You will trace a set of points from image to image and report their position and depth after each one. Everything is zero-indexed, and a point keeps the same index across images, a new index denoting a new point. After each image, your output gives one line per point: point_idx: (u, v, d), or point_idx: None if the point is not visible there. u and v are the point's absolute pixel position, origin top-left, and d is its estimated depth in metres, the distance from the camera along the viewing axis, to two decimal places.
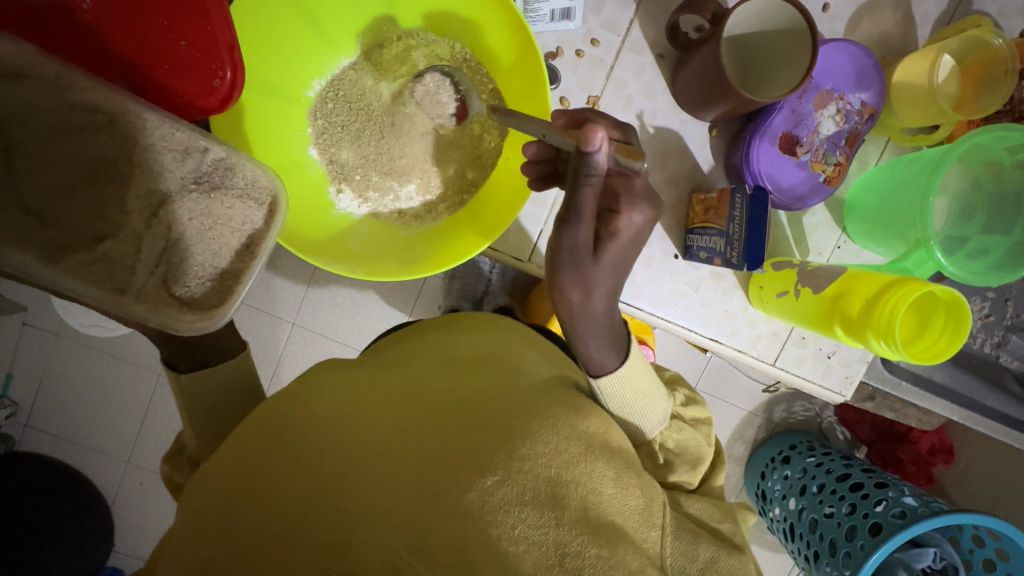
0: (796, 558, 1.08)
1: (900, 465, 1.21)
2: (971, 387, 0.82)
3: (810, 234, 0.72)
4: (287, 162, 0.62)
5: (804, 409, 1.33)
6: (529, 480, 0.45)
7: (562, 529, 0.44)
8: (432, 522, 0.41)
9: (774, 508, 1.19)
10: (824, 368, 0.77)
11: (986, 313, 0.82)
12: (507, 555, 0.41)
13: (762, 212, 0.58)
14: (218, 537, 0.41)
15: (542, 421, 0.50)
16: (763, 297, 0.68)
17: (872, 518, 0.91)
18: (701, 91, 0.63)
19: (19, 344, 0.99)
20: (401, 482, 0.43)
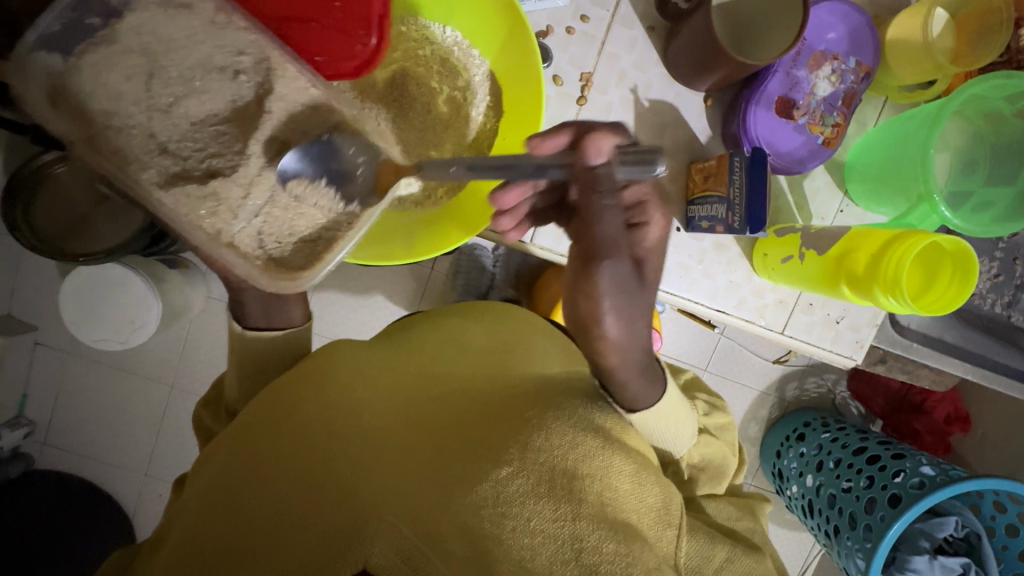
0: (817, 534, 1.07)
1: (916, 435, 1.20)
2: (985, 347, 0.81)
3: (811, 200, 0.72)
4: None
5: (815, 384, 1.33)
6: (546, 472, 0.44)
7: (578, 523, 0.42)
8: (445, 509, 0.41)
9: (791, 485, 1.19)
10: (834, 334, 0.77)
11: (994, 272, 0.81)
12: (520, 548, 0.40)
13: (762, 174, 0.58)
14: (234, 521, 0.42)
15: (557, 411, 0.50)
16: (768, 265, 0.68)
17: (890, 489, 0.91)
18: (694, 58, 0.63)
19: (33, 362, 1.01)
20: (415, 472, 0.43)
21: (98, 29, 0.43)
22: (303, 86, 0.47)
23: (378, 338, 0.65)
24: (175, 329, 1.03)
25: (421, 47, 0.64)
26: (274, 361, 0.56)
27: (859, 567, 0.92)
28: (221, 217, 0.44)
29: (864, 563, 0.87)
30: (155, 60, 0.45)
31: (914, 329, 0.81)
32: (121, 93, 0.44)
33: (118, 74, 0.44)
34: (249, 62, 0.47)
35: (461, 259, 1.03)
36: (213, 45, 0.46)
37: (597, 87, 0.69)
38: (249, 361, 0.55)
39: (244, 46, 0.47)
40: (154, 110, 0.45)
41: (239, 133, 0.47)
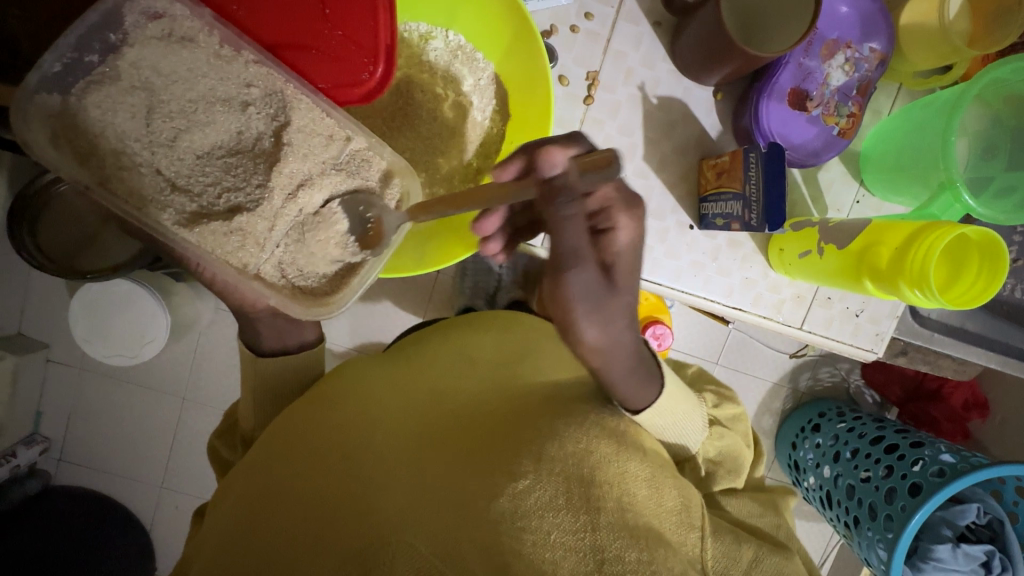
0: (836, 525, 1.05)
1: (935, 422, 1.19)
2: (1006, 335, 0.80)
3: (827, 191, 0.71)
4: None
5: (830, 374, 1.31)
6: (562, 482, 0.43)
7: (599, 533, 0.40)
8: (461, 526, 0.40)
9: (808, 477, 1.17)
10: (853, 327, 0.75)
11: (1014, 256, 0.79)
12: (542, 561, 0.38)
13: (779, 170, 0.56)
14: (251, 548, 0.41)
15: (571, 422, 0.49)
16: (785, 260, 0.66)
17: (910, 478, 0.89)
18: (704, 53, 0.61)
19: (46, 380, 1.01)
20: (428, 489, 0.42)
21: (96, 66, 0.42)
22: (318, 115, 0.46)
23: (390, 355, 0.64)
24: (186, 343, 1.02)
25: (424, 52, 0.63)
26: (291, 377, 0.55)
27: (882, 557, 0.91)
28: (249, 250, 0.44)
29: (886, 553, 0.86)
30: (155, 94, 0.44)
31: (933, 318, 0.80)
32: (123, 131, 0.42)
33: (122, 111, 0.42)
34: (257, 95, 0.46)
35: (467, 262, 1.02)
36: (216, 78, 0.45)
37: (603, 85, 0.67)
38: (263, 378, 0.54)
39: (254, 79, 0.46)
40: (156, 145, 0.43)
41: (256, 165, 0.45)
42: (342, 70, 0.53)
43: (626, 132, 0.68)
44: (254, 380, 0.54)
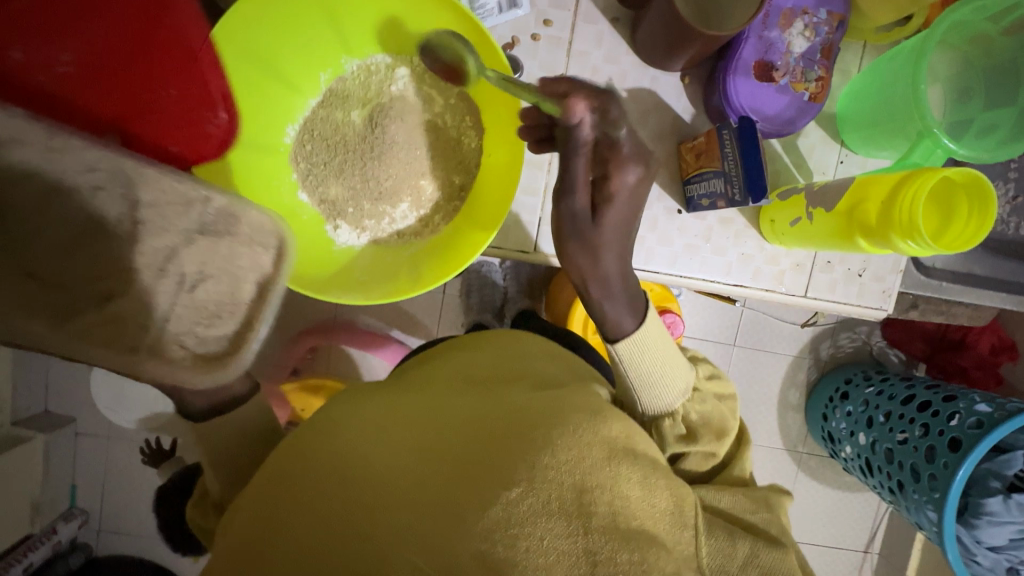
0: (881, 492, 1.04)
1: (964, 372, 1.17)
2: (1018, 272, 0.79)
3: (809, 156, 0.72)
4: (279, 210, 0.63)
5: (850, 339, 1.31)
6: (555, 490, 0.44)
7: (589, 537, 0.43)
8: (458, 539, 0.41)
9: (845, 446, 1.16)
10: (858, 287, 0.75)
11: (1012, 194, 0.79)
12: (534, 566, 0.41)
13: (753, 139, 0.56)
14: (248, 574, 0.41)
15: (563, 428, 0.49)
16: (779, 230, 0.67)
17: (948, 433, 0.88)
18: (665, 40, 0.62)
19: (77, 453, 1.03)
20: (425, 506, 0.43)
21: None
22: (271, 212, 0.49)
23: (387, 378, 0.65)
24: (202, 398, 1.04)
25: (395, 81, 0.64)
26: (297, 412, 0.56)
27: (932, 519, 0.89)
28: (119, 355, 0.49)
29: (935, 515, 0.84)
30: None
31: (940, 268, 0.79)
32: None
33: None
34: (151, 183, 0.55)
35: (471, 278, 1.03)
36: None
37: None
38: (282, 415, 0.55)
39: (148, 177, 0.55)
40: None
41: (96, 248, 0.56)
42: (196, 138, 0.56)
43: None
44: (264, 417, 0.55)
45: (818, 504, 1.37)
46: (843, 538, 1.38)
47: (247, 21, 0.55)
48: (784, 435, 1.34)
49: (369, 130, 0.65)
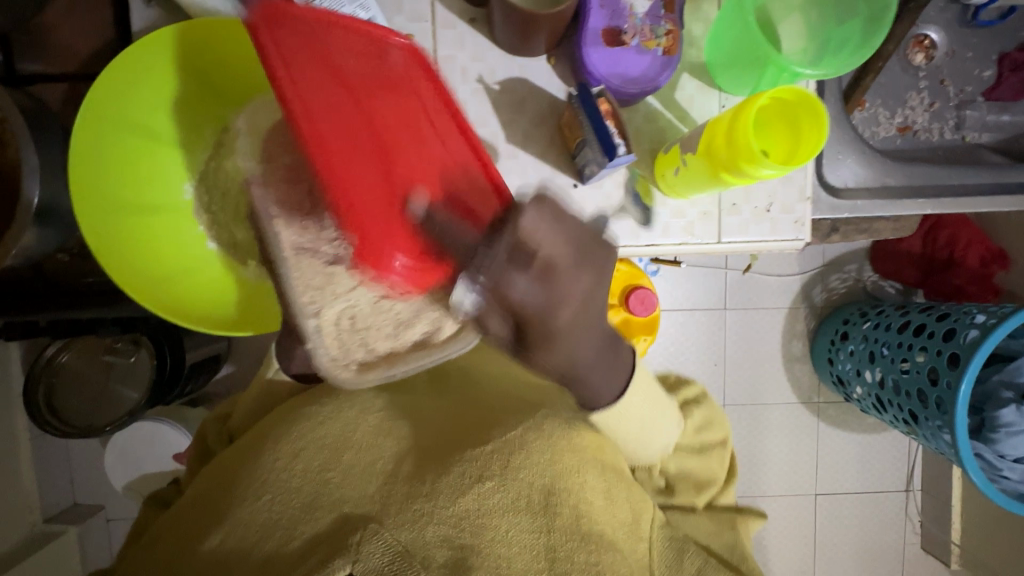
0: (897, 425, 1.16)
1: (960, 289, 1.25)
2: (931, 175, 0.83)
3: (690, 107, 0.73)
4: (188, 261, 0.68)
5: (841, 280, 1.39)
6: (523, 488, 0.62)
7: (551, 534, 0.60)
8: (433, 517, 0.59)
9: (855, 387, 1.26)
10: (769, 222, 0.76)
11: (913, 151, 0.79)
12: (500, 550, 0.58)
13: (594, 102, 0.63)
14: (280, 509, 0.60)
15: (538, 434, 0.67)
16: (671, 182, 0.69)
17: (948, 350, 0.99)
18: (514, 29, 0.66)
19: (113, 535, 1.20)
20: (414, 494, 0.61)
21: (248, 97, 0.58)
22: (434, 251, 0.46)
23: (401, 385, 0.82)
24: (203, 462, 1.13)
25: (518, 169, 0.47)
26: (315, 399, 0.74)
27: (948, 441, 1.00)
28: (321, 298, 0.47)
29: (952, 436, 0.95)
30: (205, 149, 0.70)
31: (853, 188, 0.80)
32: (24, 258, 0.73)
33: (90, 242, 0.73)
34: None
35: None
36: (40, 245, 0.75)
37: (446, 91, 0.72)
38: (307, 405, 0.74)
39: None
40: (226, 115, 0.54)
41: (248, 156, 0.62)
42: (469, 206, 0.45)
43: (482, 123, 0.72)
44: (287, 413, 0.74)
45: (846, 452, 1.42)
46: (876, 481, 1.43)
47: (111, 98, 0.61)
48: (796, 389, 1.41)
49: None
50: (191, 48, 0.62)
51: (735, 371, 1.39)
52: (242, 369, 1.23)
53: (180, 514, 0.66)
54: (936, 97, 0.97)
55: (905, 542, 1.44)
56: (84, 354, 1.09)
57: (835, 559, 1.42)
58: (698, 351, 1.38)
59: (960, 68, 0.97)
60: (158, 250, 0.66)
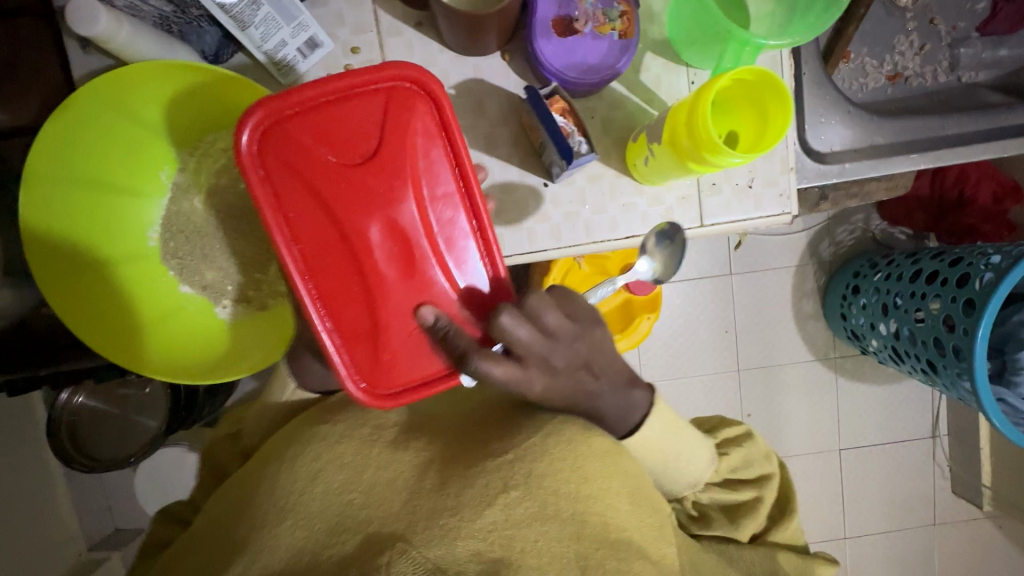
0: (917, 375, 1.12)
1: (974, 230, 1.20)
2: (924, 126, 0.79)
3: (658, 88, 0.70)
4: (162, 311, 0.66)
5: (848, 233, 1.35)
6: (549, 496, 0.54)
7: (581, 543, 0.53)
8: (462, 532, 0.51)
9: (870, 340, 1.23)
10: (753, 198, 0.72)
11: (882, 151, 0.76)
12: (530, 563, 0.50)
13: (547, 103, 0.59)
14: (301, 539, 0.53)
15: (559, 438, 0.57)
16: (642, 170, 0.67)
17: (962, 296, 0.96)
18: (460, 31, 0.62)
19: None
20: (439, 507, 0.53)
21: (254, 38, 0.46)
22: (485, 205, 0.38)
23: None
24: None
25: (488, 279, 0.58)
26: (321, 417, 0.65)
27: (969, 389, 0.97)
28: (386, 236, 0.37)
29: (971, 384, 0.92)
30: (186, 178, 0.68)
31: (838, 150, 0.77)
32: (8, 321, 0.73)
33: None
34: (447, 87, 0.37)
35: None
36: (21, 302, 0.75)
37: None
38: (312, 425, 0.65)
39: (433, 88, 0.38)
40: None
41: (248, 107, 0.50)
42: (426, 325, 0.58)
43: None
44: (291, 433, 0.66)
45: (868, 406, 1.39)
46: (902, 431, 1.40)
47: (55, 155, 0.59)
48: (811, 347, 1.38)
49: (211, 213, 0.67)
50: (126, 87, 0.59)
51: (747, 335, 1.36)
52: (253, 389, 1.24)
53: (189, 550, 0.61)
54: (926, 38, 0.91)
55: (935, 488, 1.41)
56: (97, 392, 1.09)
57: (865, 511, 1.40)
58: (703, 324, 1.35)
59: (950, 3, 0.91)
60: (127, 301, 0.64)
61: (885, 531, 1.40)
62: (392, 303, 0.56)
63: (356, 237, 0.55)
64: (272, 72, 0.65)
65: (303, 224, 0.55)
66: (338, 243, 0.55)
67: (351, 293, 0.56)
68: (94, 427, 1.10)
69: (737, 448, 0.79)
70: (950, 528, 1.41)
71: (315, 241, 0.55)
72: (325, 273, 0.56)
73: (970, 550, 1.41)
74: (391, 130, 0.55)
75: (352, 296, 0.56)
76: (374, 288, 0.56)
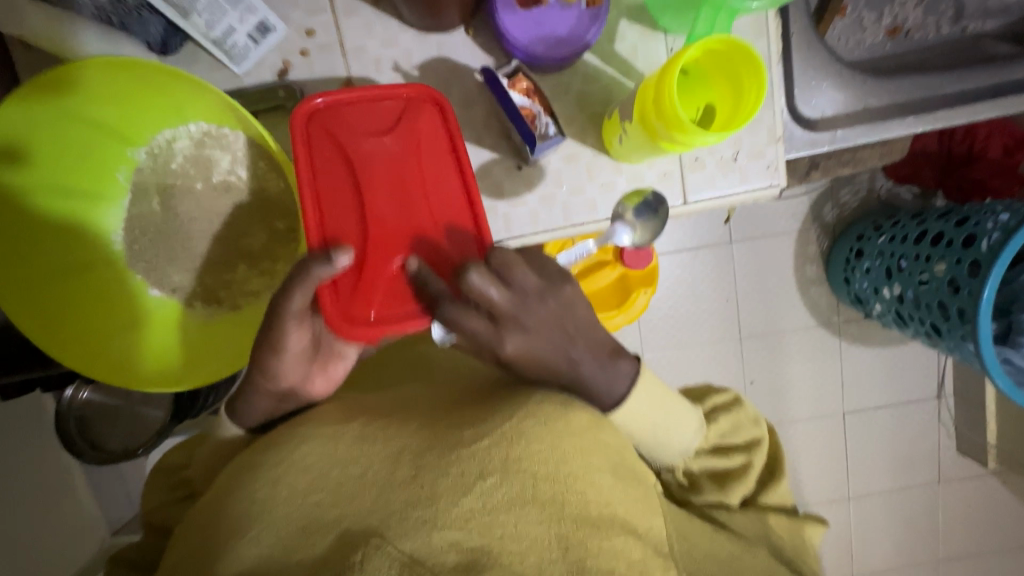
0: (921, 338, 1.10)
1: (983, 184, 1.15)
2: (925, 84, 0.74)
3: (635, 58, 0.66)
4: (131, 318, 0.64)
5: (851, 193, 1.30)
6: (527, 480, 0.50)
7: (562, 523, 0.49)
8: (436, 522, 0.47)
9: (874, 304, 1.19)
10: (738, 172, 0.68)
11: (875, 115, 0.72)
12: (510, 551, 0.47)
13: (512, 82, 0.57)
14: (269, 544, 0.49)
15: (535, 420, 0.54)
16: (617, 149, 0.64)
17: (968, 258, 0.93)
18: (417, 7, 0.58)
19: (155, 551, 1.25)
20: (409, 498, 0.49)
21: None
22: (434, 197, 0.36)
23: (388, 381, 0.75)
24: None
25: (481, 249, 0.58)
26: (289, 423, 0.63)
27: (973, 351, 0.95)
28: None
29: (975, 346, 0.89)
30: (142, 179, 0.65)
31: (832, 116, 0.72)
32: None
33: None
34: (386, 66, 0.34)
35: None
36: None
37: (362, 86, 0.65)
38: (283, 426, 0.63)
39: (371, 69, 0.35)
40: None
41: None
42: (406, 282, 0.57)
43: None
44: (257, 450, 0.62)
45: (870, 369, 1.37)
46: (905, 392, 1.38)
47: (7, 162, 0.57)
48: (814, 312, 1.35)
49: (171, 214, 0.64)
50: (75, 85, 0.55)
51: (748, 304, 1.33)
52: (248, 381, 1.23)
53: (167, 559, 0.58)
54: None
55: (940, 447, 1.40)
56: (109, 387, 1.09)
57: (868, 472, 1.40)
58: (699, 297, 1.32)
59: None
60: (97, 310, 0.62)
61: (890, 490, 1.40)
62: (388, 249, 0.57)
63: (363, 188, 0.57)
64: (223, 61, 0.62)
65: (321, 170, 0.58)
66: (346, 194, 0.58)
67: (350, 229, 0.57)
68: (96, 412, 1.08)
69: (725, 413, 0.78)
70: (954, 486, 1.41)
71: (328, 181, 0.57)
72: (330, 210, 0.57)
73: (976, 506, 1.41)
74: (416, 112, 0.60)
75: (349, 233, 0.57)
76: (372, 229, 0.57)
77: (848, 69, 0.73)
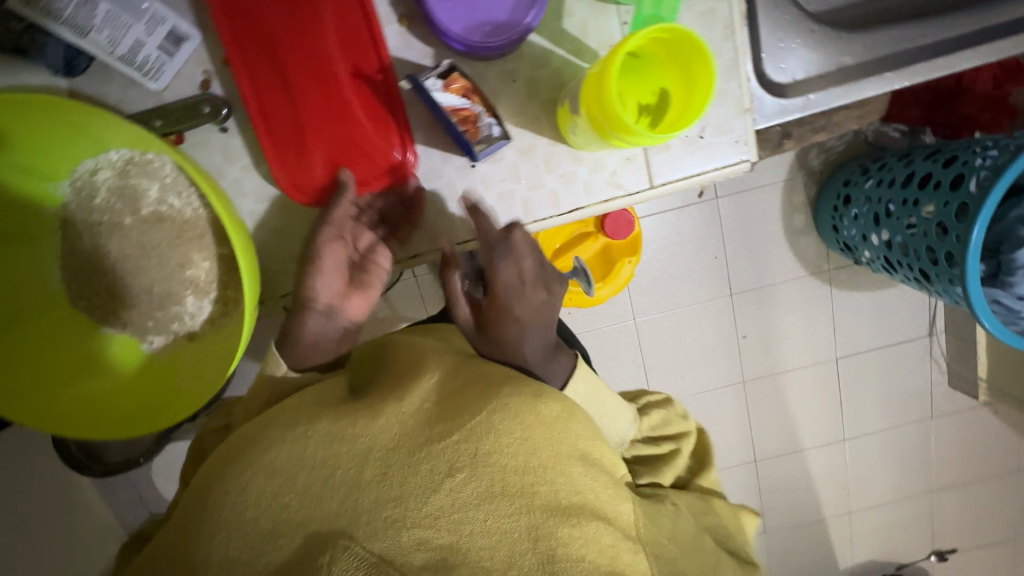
0: (909, 283, 1.07)
1: (971, 120, 1.09)
2: (902, 34, 0.69)
3: (586, 35, 0.61)
4: (81, 363, 0.61)
5: (837, 139, 1.25)
6: (497, 473, 0.49)
7: (532, 515, 0.49)
8: (406, 522, 0.46)
9: (862, 251, 1.16)
10: (705, 150, 0.64)
11: (848, 75, 0.68)
12: (478, 546, 0.47)
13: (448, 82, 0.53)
14: (236, 548, 0.47)
15: (502, 413, 0.52)
16: (574, 139, 0.60)
17: (955, 201, 0.89)
18: None
19: None
20: (380, 495, 0.47)
21: None
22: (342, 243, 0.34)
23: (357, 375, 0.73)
24: None
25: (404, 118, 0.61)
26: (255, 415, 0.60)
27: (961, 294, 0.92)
28: None
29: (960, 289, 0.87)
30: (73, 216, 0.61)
31: (804, 79, 0.68)
32: None
33: None
34: None
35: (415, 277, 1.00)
36: None
37: None
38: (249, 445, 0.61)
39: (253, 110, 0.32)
40: None
41: None
42: (343, 145, 0.61)
43: None
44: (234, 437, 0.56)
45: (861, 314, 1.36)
46: (896, 334, 1.37)
47: None
48: (803, 262, 1.32)
49: (107, 250, 0.61)
50: None
51: (735, 262, 1.31)
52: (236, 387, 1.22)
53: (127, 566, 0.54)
54: None
55: (931, 385, 1.41)
56: None
57: (860, 414, 1.41)
58: (683, 260, 1.30)
59: None
60: (41, 360, 0.59)
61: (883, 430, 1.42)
62: (323, 118, 0.59)
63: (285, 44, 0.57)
64: (137, 80, 0.57)
65: (244, 42, 0.57)
66: (269, 53, 0.57)
67: (282, 100, 0.59)
68: None
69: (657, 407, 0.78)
70: (946, 420, 1.42)
71: (252, 54, 0.58)
72: (259, 82, 0.58)
73: (968, 438, 1.43)
74: None
75: (283, 104, 0.59)
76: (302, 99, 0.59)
77: (819, 25, 0.68)
